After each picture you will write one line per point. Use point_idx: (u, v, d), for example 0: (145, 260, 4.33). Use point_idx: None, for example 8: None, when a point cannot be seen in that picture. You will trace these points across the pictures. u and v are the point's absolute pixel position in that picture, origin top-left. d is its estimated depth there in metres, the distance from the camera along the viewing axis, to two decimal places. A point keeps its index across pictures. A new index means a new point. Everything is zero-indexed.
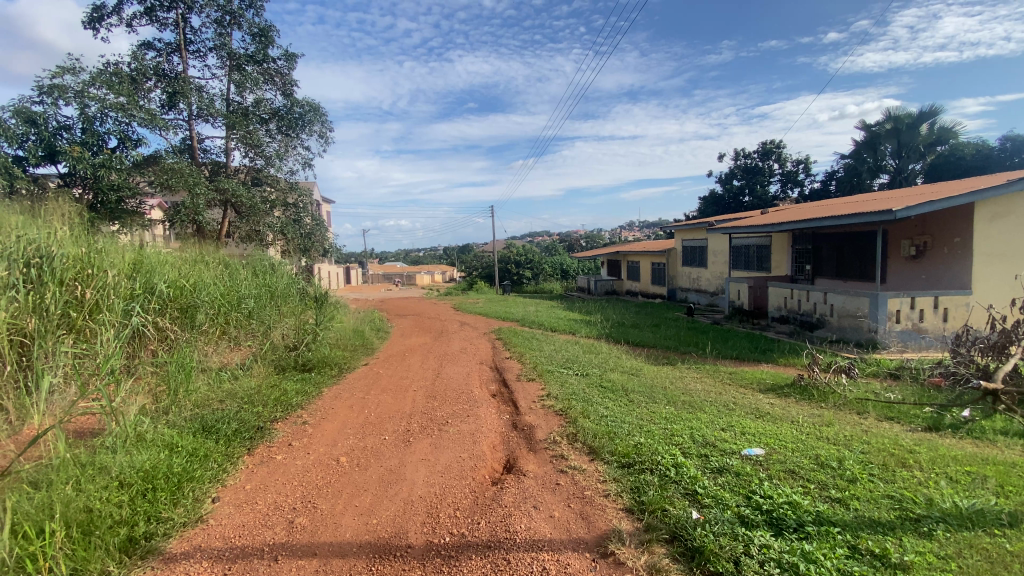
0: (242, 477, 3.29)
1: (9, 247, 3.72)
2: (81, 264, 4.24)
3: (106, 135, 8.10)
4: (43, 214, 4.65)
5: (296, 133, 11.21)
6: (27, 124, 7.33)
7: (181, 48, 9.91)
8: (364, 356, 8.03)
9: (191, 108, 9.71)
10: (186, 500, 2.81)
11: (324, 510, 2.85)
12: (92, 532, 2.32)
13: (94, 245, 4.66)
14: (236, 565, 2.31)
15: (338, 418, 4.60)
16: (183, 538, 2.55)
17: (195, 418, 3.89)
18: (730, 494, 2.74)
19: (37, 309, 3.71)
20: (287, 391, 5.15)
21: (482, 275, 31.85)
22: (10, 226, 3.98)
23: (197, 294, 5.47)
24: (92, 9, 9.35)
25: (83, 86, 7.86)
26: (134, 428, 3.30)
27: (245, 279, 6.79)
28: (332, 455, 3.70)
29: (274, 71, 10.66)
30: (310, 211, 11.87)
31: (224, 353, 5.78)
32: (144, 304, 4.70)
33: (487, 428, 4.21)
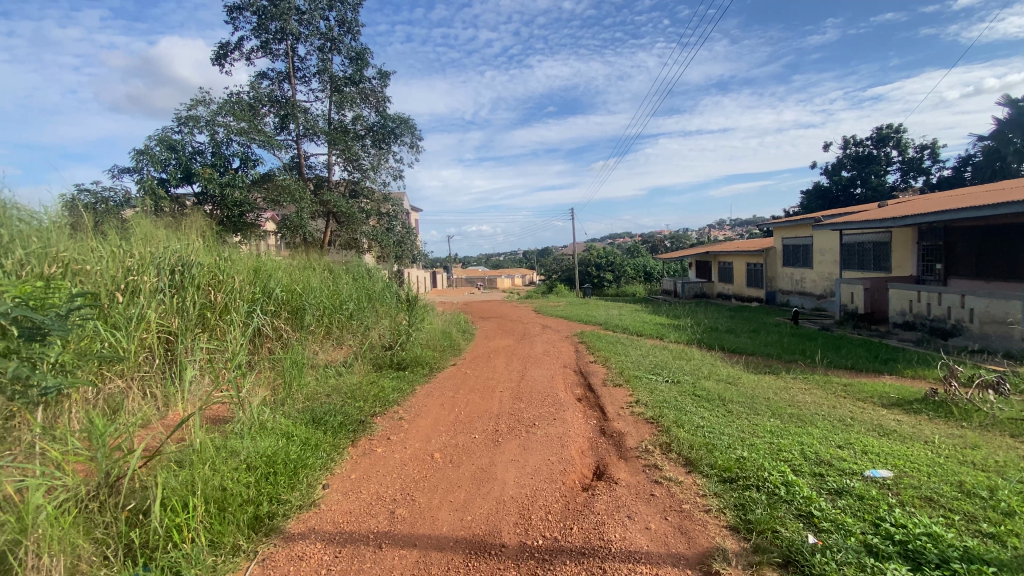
0: (348, 466, 3.55)
1: (159, 257, 4.35)
2: (213, 272, 4.84)
3: (230, 157, 9.20)
4: (184, 228, 5.38)
5: (389, 146, 11.93)
6: (169, 150, 8.53)
7: (290, 75, 10.97)
8: (452, 356, 8.31)
9: (299, 129, 10.71)
10: (302, 485, 3.07)
11: (422, 503, 2.97)
12: (226, 508, 2.60)
13: (223, 254, 5.30)
14: (345, 550, 2.48)
15: (430, 415, 4.80)
16: (298, 520, 2.78)
17: (307, 410, 4.24)
18: (853, 520, 2.46)
19: (178, 310, 4.30)
20: (384, 387, 5.45)
21: (562, 278, 31.81)
22: (158, 239, 4.65)
23: (305, 298, 5.99)
24: (218, 48, 10.66)
25: (212, 115, 8.98)
26: (258, 418, 3.68)
27: (345, 284, 7.34)
28: (426, 451, 3.86)
29: (369, 89, 11.44)
30: (401, 219, 12.56)
31: (329, 351, 6.29)
32: (262, 306, 5.25)
33: (575, 433, 4.15)
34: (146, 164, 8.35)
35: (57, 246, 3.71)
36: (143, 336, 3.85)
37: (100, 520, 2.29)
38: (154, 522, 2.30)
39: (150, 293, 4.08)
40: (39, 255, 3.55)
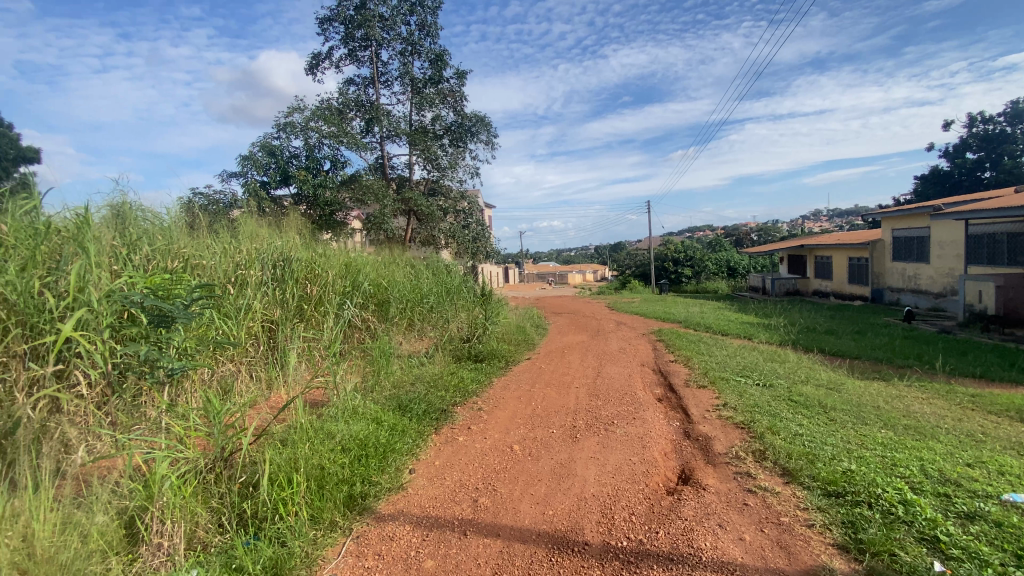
0: (432, 453, 3.69)
1: (264, 253, 4.78)
2: (310, 266, 5.25)
3: (322, 160, 9.87)
4: (284, 227, 5.86)
5: (466, 144, 12.20)
6: (269, 155, 9.33)
7: (374, 80, 11.54)
8: (527, 350, 8.35)
9: (383, 131, 11.26)
10: (391, 467, 3.21)
11: (503, 494, 3.02)
12: (325, 486, 2.73)
13: (317, 251, 5.71)
14: (432, 534, 2.58)
15: (508, 407, 4.87)
16: (388, 501, 2.92)
17: (394, 398, 4.45)
18: (991, 549, 2.15)
19: (280, 301, 4.70)
20: (463, 378, 5.59)
21: (637, 273, 30.93)
22: (263, 237, 5.11)
23: (390, 291, 6.32)
24: (311, 59, 11.46)
25: (306, 121, 9.68)
26: (350, 403, 3.91)
27: (426, 278, 7.62)
28: (505, 442, 3.91)
29: (447, 89, 11.75)
30: (477, 216, 12.83)
31: (412, 343, 6.57)
32: (352, 299, 5.59)
33: (657, 434, 4.01)
34: (251, 169, 9.21)
35: (179, 244, 4.18)
36: (250, 324, 4.24)
37: (216, 491, 2.49)
38: (263, 494, 2.47)
39: (256, 286, 4.52)
40: (165, 252, 4.01)
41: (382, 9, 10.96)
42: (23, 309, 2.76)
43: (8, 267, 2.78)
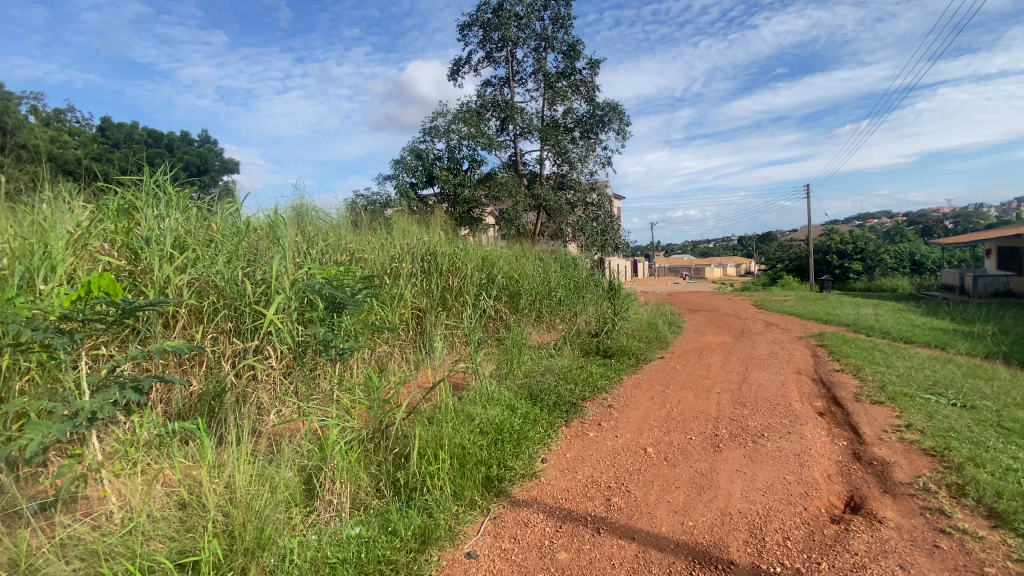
0: (564, 445, 3.72)
1: (413, 247, 5.27)
2: (451, 260, 5.63)
3: (461, 160, 10.50)
4: (430, 224, 6.37)
5: (598, 135, 12.00)
6: (417, 158, 10.20)
7: (510, 79, 11.90)
8: (660, 348, 7.96)
9: (517, 128, 11.60)
10: (525, 454, 3.29)
11: (637, 496, 2.93)
12: (465, 464, 2.90)
13: (458, 246, 6.11)
14: (566, 526, 2.60)
15: (641, 407, 4.70)
16: (523, 487, 3.01)
17: (526, 387, 4.57)
18: None
19: (426, 291, 5.12)
20: (593, 372, 5.53)
21: (790, 268, 27.58)
22: (413, 233, 5.63)
23: (521, 283, 6.52)
24: (453, 65, 12.19)
25: (448, 124, 10.37)
26: (486, 390, 4.06)
27: (555, 272, 7.70)
28: (639, 443, 3.79)
29: (580, 80, 11.66)
30: (608, 208, 12.58)
31: (542, 334, 6.70)
32: (487, 292, 5.88)
33: (817, 453, 3.53)
34: (402, 172, 10.17)
35: (345, 240, 4.79)
36: (401, 311, 4.70)
37: (375, 459, 2.76)
38: (413, 466, 2.69)
39: (406, 277, 4.99)
40: (335, 247, 4.63)
41: (518, 8, 11.23)
42: (231, 294, 3.41)
43: (220, 260, 3.48)
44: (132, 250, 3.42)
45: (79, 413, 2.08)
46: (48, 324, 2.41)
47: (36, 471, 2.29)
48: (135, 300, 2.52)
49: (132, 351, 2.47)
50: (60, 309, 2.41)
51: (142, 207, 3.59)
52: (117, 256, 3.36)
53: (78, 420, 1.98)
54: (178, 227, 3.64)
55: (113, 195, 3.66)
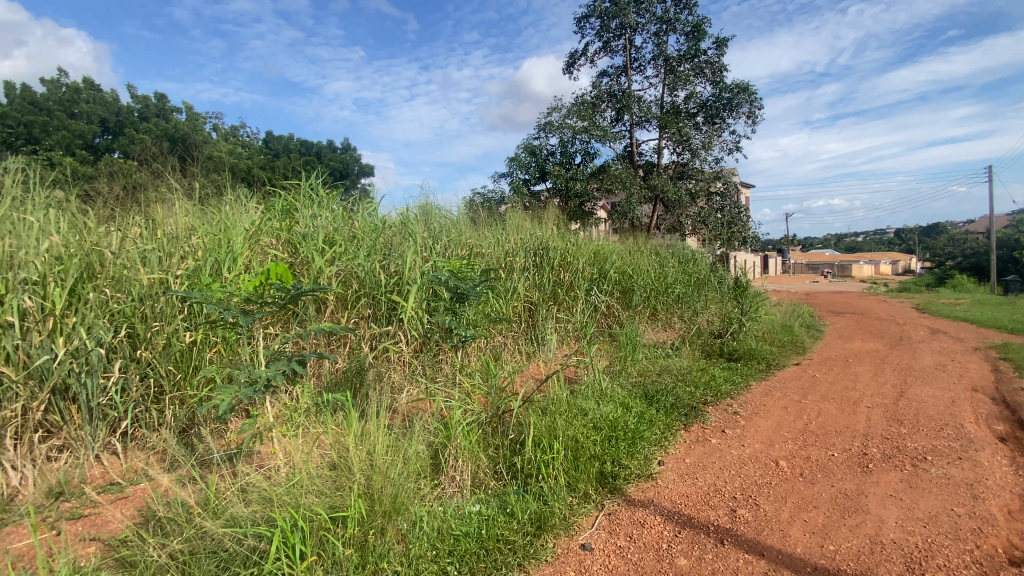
0: (682, 450, 3.55)
1: (527, 241, 5.40)
2: (564, 254, 5.65)
3: (575, 154, 10.45)
4: (544, 219, 6.46)
5: (723, 119, 11.14)
6: (531, 155, 10.36)
7: (627, 67, 11.53)
8: (795, 354, 7.15)
9: (634, 117, 11.22)
10: (641, 454, 3.17)
11: (767, 511, 2.69)
12: (580, 457, 2.89)
13: (572, 240, 6.13)
14: (685, 532, 2.48)
15: (771, 416, 4.30)
16: (638, 487, 2.94)
17: (640, 386, 4.41)
18: None
19: (539, 285, 5.20)
20: (715, 375, 5.15)
21: (964, 266, 23.09)
22: (527, 228, 5.76)
23: (635, 279, 6.33)
24: (568, 59, 12.15)
25: (563, 119, 10.37)
26: (600, 386, 3.95)
27: (672, 267, 7.33)
28: (769, 455, 3.47)
29: (705, 62, 10.91)
30: (733, 199, 11.64)
31: (657, 332, 6.42)
32: (600, 287, 5.83)
33: (1002, 484, 2.94)
34: (516, 168, 10.42)
35: (465, 235, 5.07)
36: (515, 304, 4.84)
37: (493, 443, 2.87)
38: (529, 453, 2.76)
39: (520, 271, 5.11)
40: (456, 242, 4.91)
41: None
42: (368, 284, 3.80)
43: (360, 254, 3.90)
44: (291, 245, 3.97)
45: (257, 380, 2.47)
46: (234, 305, 2.90)
47: (222, 427, 2.76)
48: (300, 286, 2.91)
49: (295, 330, 2.87)
50: (248, 291, 2.97)
51: (299, 207, 4.15)
52: (281, 250, 3.93)
53: (257, 386, 2.36)
54: (326, 225, 4.14)
55: (278, 197, 4.28)
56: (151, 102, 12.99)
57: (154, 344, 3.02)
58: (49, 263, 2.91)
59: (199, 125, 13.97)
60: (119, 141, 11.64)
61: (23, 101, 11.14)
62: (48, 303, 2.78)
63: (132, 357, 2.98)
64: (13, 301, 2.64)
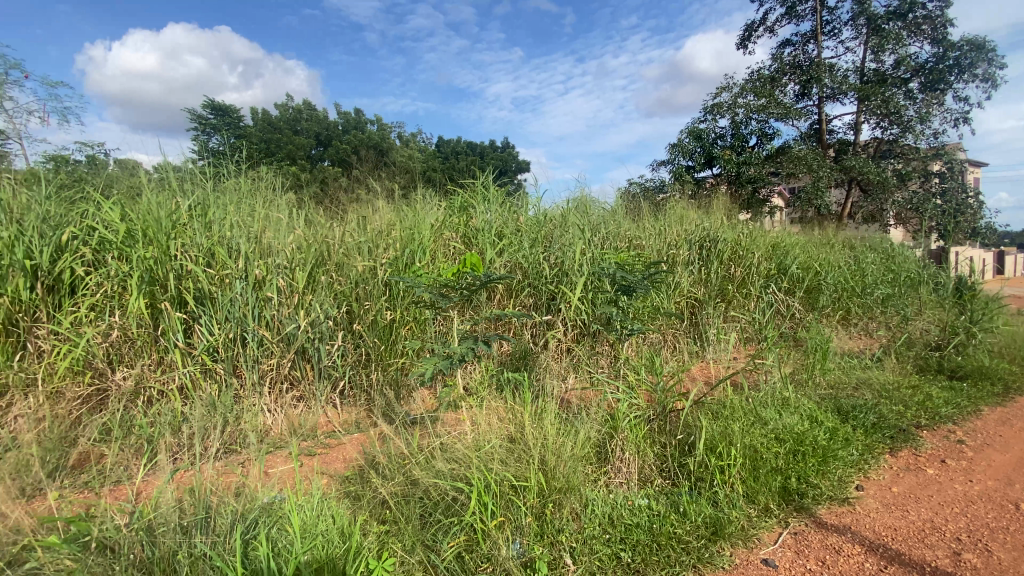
0: (886, 476, 3.03)
1: (693, 233, 5.10)
2: (735, 247, 5.21)
3: (748, 136, 9.48)
4: (712, 209, 6.04)
5: (949, 84, 9.07)
6: (696, 139, 9.70)
7: (816, 33, 10.06)
8: None
9: (823, 91, 9.78)
10: (833, 474, 2.78)
11: (1012, 563, 2.17)
12: (759, 468, 2.66)
13: (746, 231, 5.66)
14: (893, 568, 2.14)
15: (1015, 451, 3.42)
16: (830, 510, 2.59)
17: (830, 399, 3.86)
18: None
19: (705, 281, 4.88)
20: (934, 396, 4.24)
21: None
22: (695, 219, 5.45)
23: (823, 276, 5.56)
24: (743, 32, 11.05)
25: (735, 98, 9.49)
26: (781, 393, 3.56)
27: (871, 264, 6.37)
28: (1013, 497, 2.78)
29: (924, 16, 8.99)
30: (959, 181, 9.43)
31: (850, 338, 5.55)
32: (778, 283, 5.28)
33: None
34: (678, 155, 9.87)
35: (626, 227, 5.01)
36: (679, 300, 4.61)
37: (661, 440, 2.79)
38: (701, 456, 2.63)
39: (685, 264, 4.86)
40: (617, 234, 4.88)
41: None
42: (533, 274, 3.99)
43: (526, 246, 4.13)
44: (467, 238, 4.38)
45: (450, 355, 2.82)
46: (431, 288, 3.32)
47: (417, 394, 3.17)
48: (490, 274, 3.26)
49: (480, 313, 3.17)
50: (447, 276, 3.49)
51: (474, 204, 4.55)
52: (459, 243, 4.34)
53: (451, 359, 2.70)
54: (497, 220, 4.47)
55: (456, 195, 4.75)
56: (350, 117, 15.35)
57: (363, 320, 3.60)
58: (294, 252, 3.66)
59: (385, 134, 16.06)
60: (328, 152, 14.01)
61: (266, 123, 14.08)
62: (294, 282, 3.51)
63: (348, 329, 3.59)
64: (273, 280, 3.39)
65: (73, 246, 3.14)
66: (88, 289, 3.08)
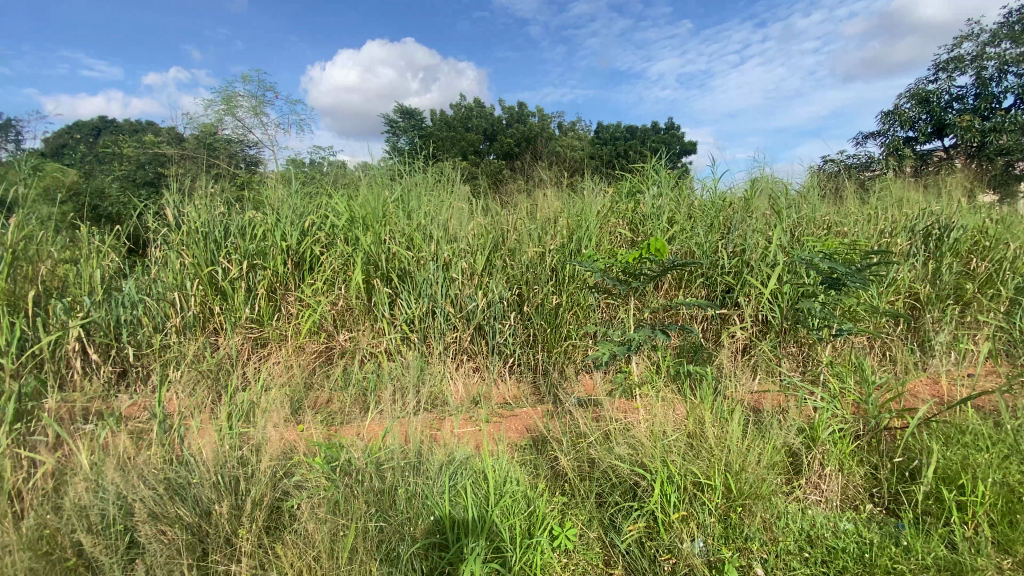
0: None
1: (916, 219, 4.21)
2: (978, 236, 4.18)
3: (1001, 94, 7.43)
4: (943, 189, 4.90)
5: None
6: (920, 104, 7.93)
7: None
8: None
9: None
10: None
11: None
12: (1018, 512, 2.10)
13: (996, 216, 4.51)
14: None
15: None
16: None
17: None
18: None
19: (933, 276, 3.98)
20: None
21: None
22: (918, 203, 4.51)
23: None
24: None
25: (983, 47, 7.51)
26: None
27: None
28: None
29: None
30: None
31: None
32: None
33: None
34: (894, 124, 8.20)
35: (821, 211, 4.35)
36: (893, 298, 3.86)
37: (871, 459, 2.39)
38: (928, 484, 2.18)
39: (903, 257, 4.05)
40: (812, 220, 4.27)
41: None
42: (706, 265, 3.71)
43: (702, 232, 3.87)
44: (634, 224, 4.26)
45: (628, 341, 2.84)
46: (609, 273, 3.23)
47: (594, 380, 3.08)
48: (674, 260, 2.98)
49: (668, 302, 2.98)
50: (624, 263, 3.16)
51: (643, 188, 4.40)
52: (628, 230, 4.25)
53: (630, 345, 2.72)
54: (669, 204, 4.25)
55: (625, 180, 4.64)
56: (514, 111, 16.03)
57: (533, 303, 3.76)
58: (475, 238, 3.98)
59: (546, 125, 16.41)
60: (493, 146, 14.88)
61: (441, 123, 15.50)
62: (474, 265, 3.82)
63: (520, 311, 3.80)
64: (457, 262, 3.75)
65: (313, 231, 3.88)
66: (323, 266, 3.77)
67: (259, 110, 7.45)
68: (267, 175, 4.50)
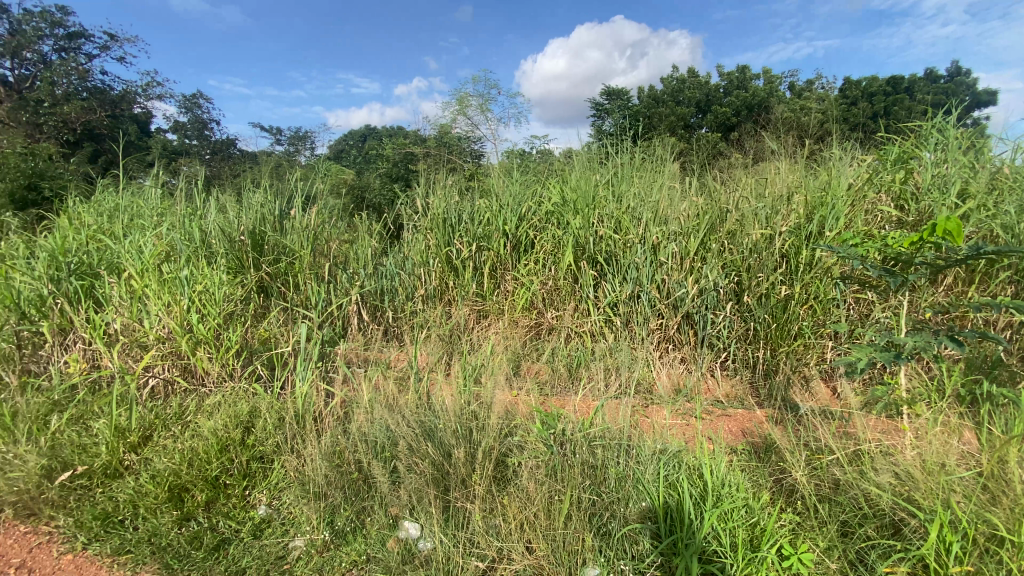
0: None
1: None
2: None
3: None
4: None
5: None
6: None
7: None
8: None
9: None
10: None
11: None
12: None
13: None
14: None
15: None
16: None
17: None
18: None
19: None
20: None
21: None
22: None
23: None
24: None
25: None
26: None
27: None
28: None
29: None
30: None
31: None
32: None
33: None
34: None
35: None
36: None
37: None
38: None
39: None
40: None
41: None
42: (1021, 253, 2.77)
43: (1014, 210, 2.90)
44: (900, 200, 3.42)
45: (892, 346, 2.30)
46: (874, 260, 2.55)
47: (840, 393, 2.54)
48: (978, 246, 2.21)
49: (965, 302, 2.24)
50: (900, 248, 2.44)
51: (919, 154, 3.49)
52: (891, 208, 3.44)
53: (899, 352, 2.18)
54: (959, 174, 3.29)
55: (888, 144, 3.75)
56: (735, 77, 14.35)
57: (757, 292, 3.36)
58: (691, 219, 3.73)
59: (772, 89, 14.27)
60: (706, 118, 13.63)
61: (650, 99, 14.83)
62: (687, 249, 3.59)
63: (740, 301, 3.44)
64: (667, 245, 3.57)
65: (530, 215, 4.16)
66: (537, 248, 4.02)
67: (485, 106, 8.28)
68: (492, 165, 4.99)
